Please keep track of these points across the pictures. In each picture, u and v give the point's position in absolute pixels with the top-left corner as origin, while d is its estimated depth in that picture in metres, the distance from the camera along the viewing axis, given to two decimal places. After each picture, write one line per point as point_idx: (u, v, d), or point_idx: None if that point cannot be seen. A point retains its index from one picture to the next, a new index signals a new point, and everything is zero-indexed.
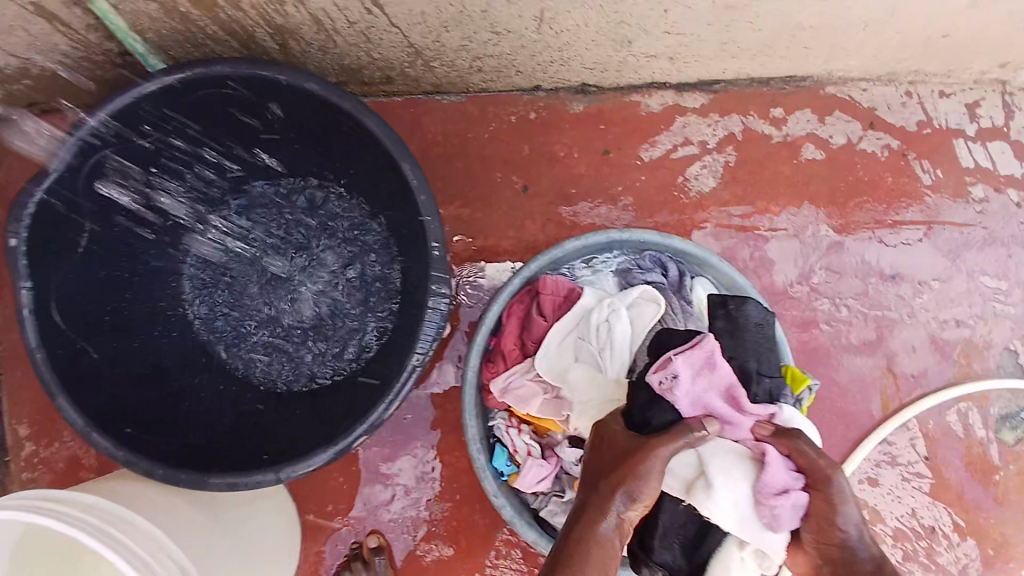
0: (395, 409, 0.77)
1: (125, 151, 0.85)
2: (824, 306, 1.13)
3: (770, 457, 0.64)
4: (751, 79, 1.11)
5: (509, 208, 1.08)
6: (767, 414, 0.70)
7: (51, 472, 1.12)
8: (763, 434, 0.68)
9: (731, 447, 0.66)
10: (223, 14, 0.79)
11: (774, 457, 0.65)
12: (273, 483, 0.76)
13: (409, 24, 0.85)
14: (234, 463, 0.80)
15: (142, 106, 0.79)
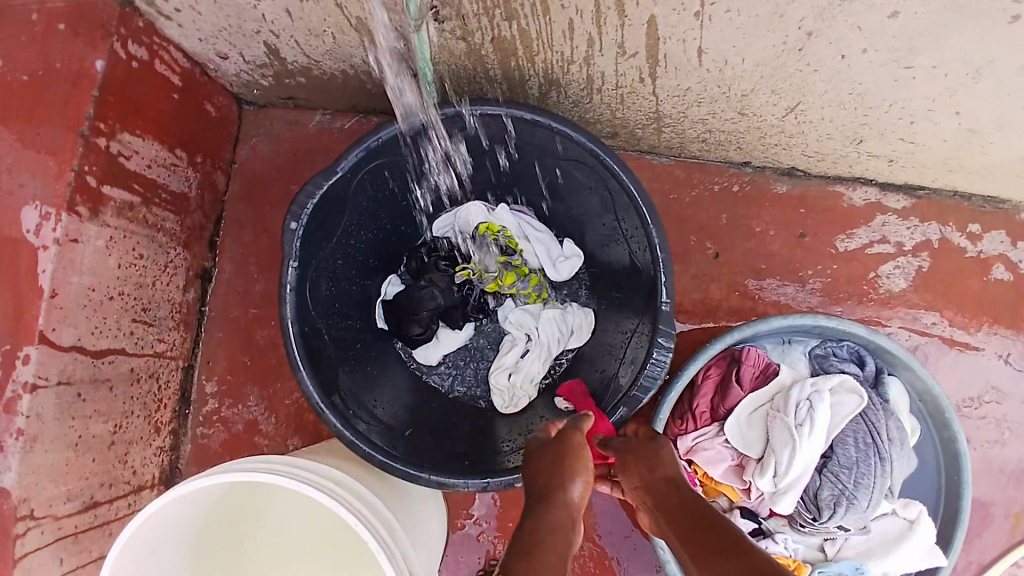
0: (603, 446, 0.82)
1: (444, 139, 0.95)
2: (990, 427, 1.12)
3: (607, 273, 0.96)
4: (955, 193, 1.12)
5: (698, 270, 1.12)
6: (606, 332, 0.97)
7: (227, 431, 1.13)
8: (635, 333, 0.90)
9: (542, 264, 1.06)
10: (512, 64, 0.89)
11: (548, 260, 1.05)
12: (481, 489, 0.83)
13: (668, 95, 0.93)
14: (439, 464, 0.87)
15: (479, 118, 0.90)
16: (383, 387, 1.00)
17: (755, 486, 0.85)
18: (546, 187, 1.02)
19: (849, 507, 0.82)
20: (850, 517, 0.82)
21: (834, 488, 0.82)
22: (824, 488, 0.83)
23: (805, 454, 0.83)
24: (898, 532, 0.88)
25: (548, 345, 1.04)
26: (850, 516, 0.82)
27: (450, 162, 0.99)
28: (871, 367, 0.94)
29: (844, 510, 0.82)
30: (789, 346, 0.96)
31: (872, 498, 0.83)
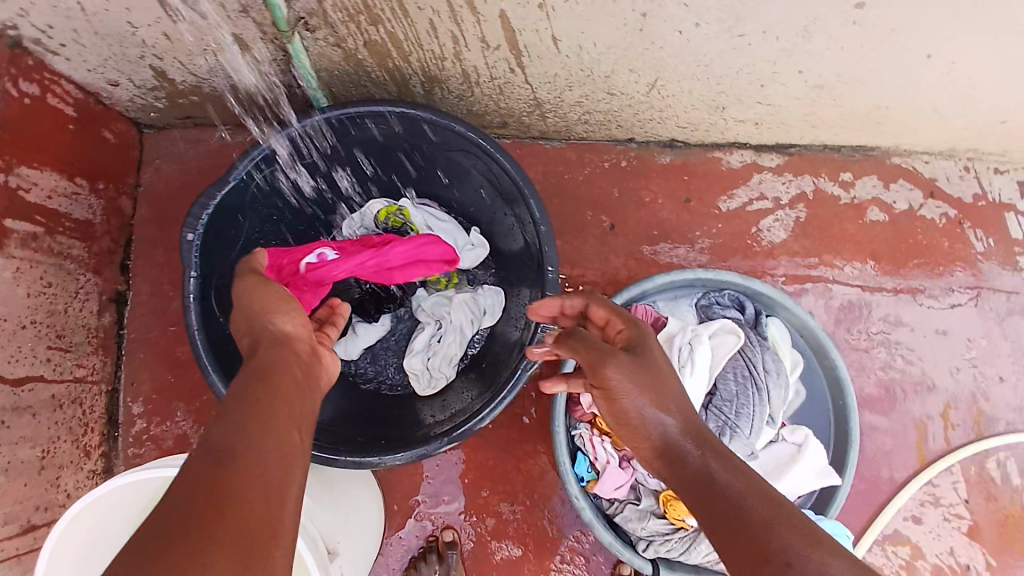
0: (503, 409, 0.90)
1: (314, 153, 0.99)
2: (881, 354, 1.21)
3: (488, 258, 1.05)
4: (824, 146, 1.23)
5: (596, 242, 1.20)
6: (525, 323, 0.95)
7: (158, 448, 1.16)
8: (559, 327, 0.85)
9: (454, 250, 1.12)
10: (391, 65, 0.95)
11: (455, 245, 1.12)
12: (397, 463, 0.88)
13: (540, 82, 1.00)
14: (356, 446, 0.93)
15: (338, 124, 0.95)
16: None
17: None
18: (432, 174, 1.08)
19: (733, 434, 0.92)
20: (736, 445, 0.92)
21: (717, 420, 0.93)
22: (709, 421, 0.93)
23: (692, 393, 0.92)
24: (789, 451, 0.96)
25: (462, 327, 1.10)
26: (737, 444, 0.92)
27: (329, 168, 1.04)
28: (750, 310, 1.03)
29: (729, 438, 0.91)
30: (678, 301, 1.05)
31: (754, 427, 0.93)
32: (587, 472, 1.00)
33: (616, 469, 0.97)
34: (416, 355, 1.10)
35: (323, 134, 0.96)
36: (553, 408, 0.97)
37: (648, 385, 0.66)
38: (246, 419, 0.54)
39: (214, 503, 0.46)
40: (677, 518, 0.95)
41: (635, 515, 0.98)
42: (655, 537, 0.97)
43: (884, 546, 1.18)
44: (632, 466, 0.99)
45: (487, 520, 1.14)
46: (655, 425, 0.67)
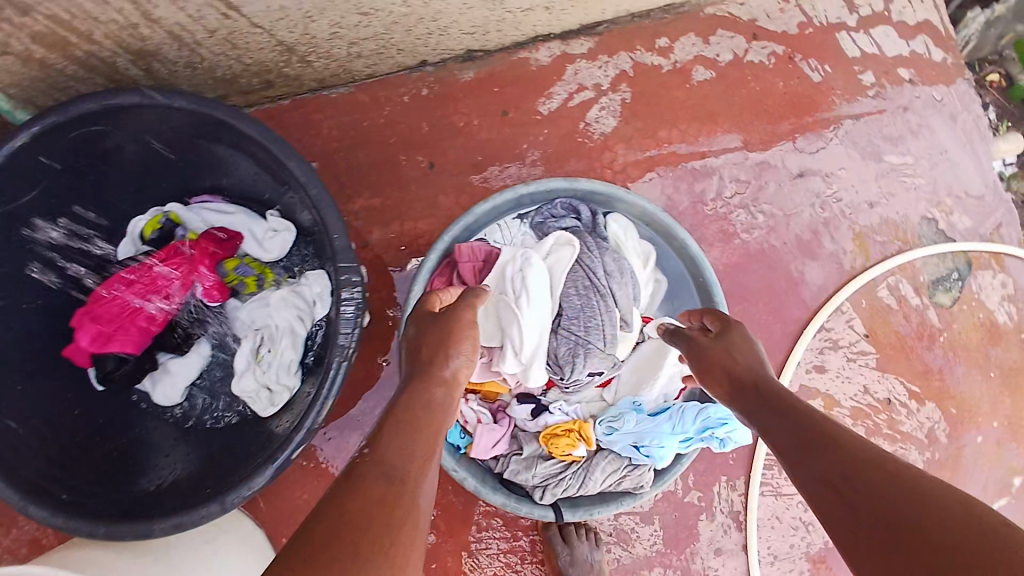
0: (327, 412, 0.80)
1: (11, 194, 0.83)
2: (742, 216, 1.15)
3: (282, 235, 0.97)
4: (631, 15, 1.12)
5: (419, 186, 1.08)
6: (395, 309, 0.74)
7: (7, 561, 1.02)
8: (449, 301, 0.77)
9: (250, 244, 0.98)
10: (81, 52, 0.81)
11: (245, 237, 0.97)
12: (220, 513, 0.80)
13: (272, 21, 0.84)
14: (179, 504, 0.84)
15: (17, 156, 0.79)
16: (138, 453, 0.96)
17: (503, 372, 0.85)
18: (183, 159, 0.94)
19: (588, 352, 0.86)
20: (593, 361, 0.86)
21: (569, 343, 0.86)
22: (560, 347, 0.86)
23: (532, 326, 0.83)
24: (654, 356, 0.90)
25: (291, 328, 0.97)
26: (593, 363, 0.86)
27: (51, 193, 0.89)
28: (586, 214, 0.94)
29: (583, 359, 0.85)
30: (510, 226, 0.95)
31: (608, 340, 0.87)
32: (461, 438, 0.91)
33: (489, 425, 0.90)
34: (246, 376, 0.96)
35: (35, 155, 0.81)
36: None
37: (727, 356, 0.69)
38: (430, 412, 0.57)
39: (349, 477, 0.48)
40: (564, 454, 0.89)
41: (522, 465, 0.90)
42: (550, 481, 0.90)
43: None
44: (507, 417, 0.92)
45: None
46: (756, 371, 0.66)
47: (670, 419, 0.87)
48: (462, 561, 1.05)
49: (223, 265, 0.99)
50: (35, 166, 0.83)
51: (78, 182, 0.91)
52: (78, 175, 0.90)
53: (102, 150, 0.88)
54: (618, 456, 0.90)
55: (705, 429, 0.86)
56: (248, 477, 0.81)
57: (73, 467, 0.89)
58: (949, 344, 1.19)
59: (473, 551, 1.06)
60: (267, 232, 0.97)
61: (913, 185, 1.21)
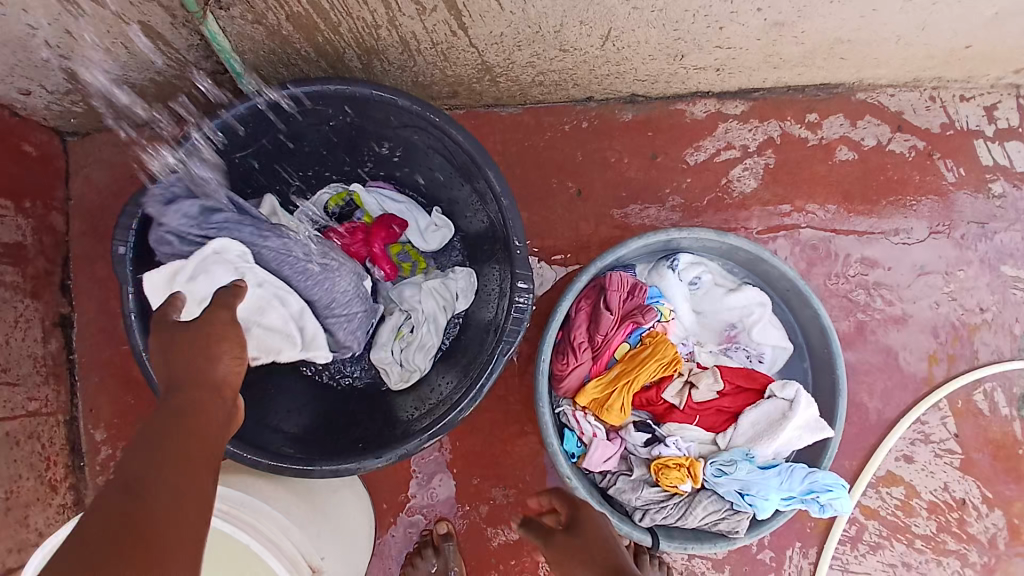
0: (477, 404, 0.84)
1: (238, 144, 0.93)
2: (859, 296, 1.19)
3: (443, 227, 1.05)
4: (787, 88, 1.18)
5: (564, 210, 1.15)
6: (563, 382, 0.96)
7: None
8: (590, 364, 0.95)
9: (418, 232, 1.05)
10: (320, 37, 0.88)
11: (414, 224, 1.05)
12: (375, 465, 0.84)
13: (486, 45, 0.92)
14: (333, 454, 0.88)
15: (253, 116, 0.89)
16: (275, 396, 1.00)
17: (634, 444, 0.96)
18: (376, 150, 1.02)
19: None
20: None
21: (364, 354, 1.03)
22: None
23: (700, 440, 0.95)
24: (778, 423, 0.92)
25: (435, 316, 1.03)
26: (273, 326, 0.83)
27: (263, 150, 0.97)
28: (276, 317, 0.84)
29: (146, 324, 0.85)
30: (657, 265, 1.03)
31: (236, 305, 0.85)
32: (577, 447, 0.96)
33: (604, 440, 0.95)
34: (385, 348, 1.03)
35: (266, 118, 0.91)
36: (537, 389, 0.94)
37: None
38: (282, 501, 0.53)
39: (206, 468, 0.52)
40: (670, 485, 0.92)
41: (629, 486, 0.95)
42: (651, 506, 0.94)
43: (879, 490, 1.18)
44: (619, 437, 0.97)
45: (481, 506, 1.11)
46: None
47: (779, 475, 0.91)
48: (538, 565, 1.10)
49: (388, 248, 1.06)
50: (263, 127, 0.92)
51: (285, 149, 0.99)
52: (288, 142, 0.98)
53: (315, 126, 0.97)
54: (720, 497, 0.93)
55: (808, 492, 0.91)
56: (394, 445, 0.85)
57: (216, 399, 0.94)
58: None
59: (548, 558, 1.11)
60: (431, 224, 1.05)
61: None
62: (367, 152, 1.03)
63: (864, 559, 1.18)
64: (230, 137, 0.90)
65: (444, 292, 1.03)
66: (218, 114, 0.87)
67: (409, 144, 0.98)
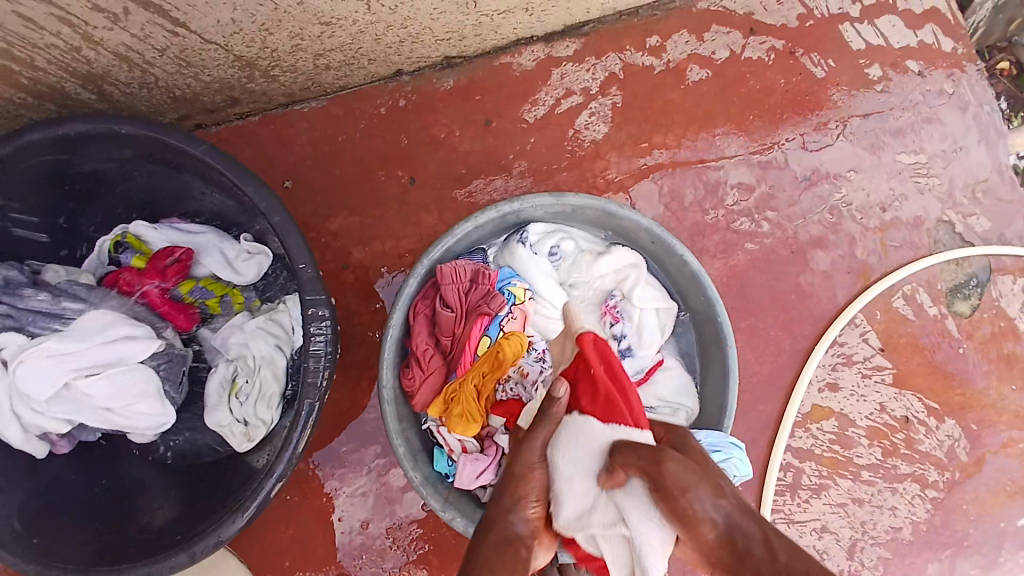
0: (301, 451, 0.74)
1: None
2: (746, 225, 1.08)
3: (253, 254, 0.90)
4: (619, 13, 1.05)
5: (400, 203, 1.01)
6: (418, 394, 0.83)
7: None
8: (437, 368, 0.83)
9: (220, 263, 0.90)
10: (22, 79, 0.73)
11: (213, 251, 0.90)
12: (188, 563, 0.76)
13: (227, 36, 0.77)
14: (150, 552, 0.80)
15: None
16: (134, 493, 0.90)
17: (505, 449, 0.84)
18: (147, 187, 0.88)
19: (100, 403, 0.77)
20: (84, 418, 0.78)
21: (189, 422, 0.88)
22: (78, 386, 0.75)
23: None
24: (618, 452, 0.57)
25: (267, 358, 0.89)
26: (57, 419, 0.78)
27: (7, 221, 0.82)
28: (96, 412, 0.77)
29: None
30: (507, 242, 0.90)
31: (7, 404, 0.76)
32: (448, 466, 0.86)
33: (472, 455, 0.84)
34: (219, 408, 0.88)
35: None
36: (385, 417, 0.80)
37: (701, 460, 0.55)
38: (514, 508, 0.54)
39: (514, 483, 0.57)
40: None
41: None
42: None
43: (809, 428, 1.08)
44: (493, 445, 0.85)
45: (380, 553, 0.98)
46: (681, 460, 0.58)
47: None
48: None
49: (178, 288, 0.89)
50: None
51: (37, 211, 0.85)
52: (35, 204, 0.83)
53: (58, 178, 0.82)
54: None
55: None
56: (214, 529, 0.76)
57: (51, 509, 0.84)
58: (966, 356, 1.12)
59: None
60: (239, 254, 0.89)
61: (927, 187, 1.14)
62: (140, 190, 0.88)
63: (808, 505, 1.08)
64: None
65: (274, 329, 0.91)
66: None
67: (172, 173, 0.84)
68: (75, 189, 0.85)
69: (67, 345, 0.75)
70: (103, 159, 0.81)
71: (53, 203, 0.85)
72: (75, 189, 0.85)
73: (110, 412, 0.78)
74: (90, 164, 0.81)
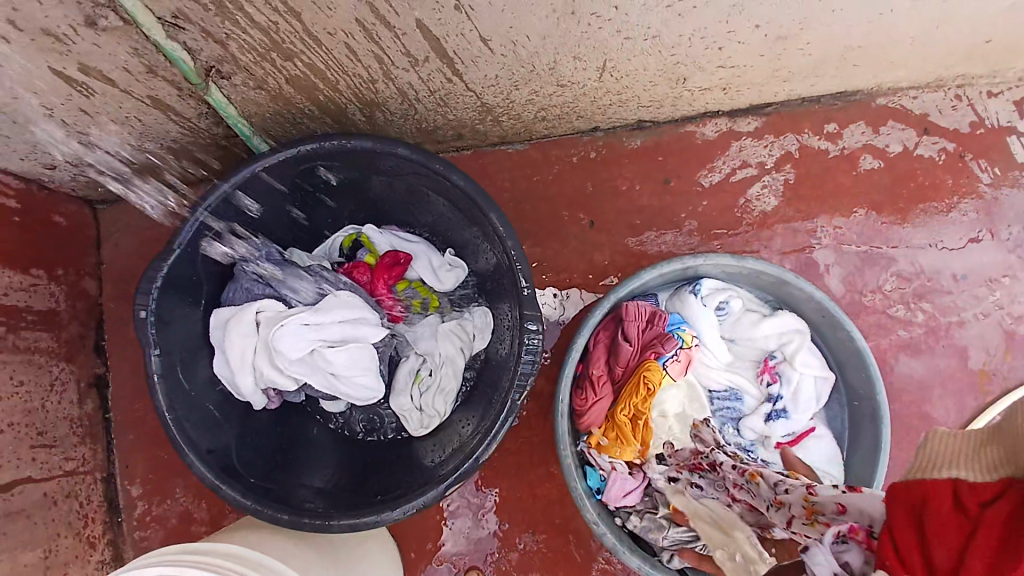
0: (498, 445, 0.85)
1: (246, 201, 0.93)
2: (900, 311, 1.13)
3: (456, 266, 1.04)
4: (802, 100, 1.14)
5: (578, 242, 1.13)
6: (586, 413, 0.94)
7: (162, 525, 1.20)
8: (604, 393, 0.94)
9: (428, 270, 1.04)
10: (322, 96, 0.90)
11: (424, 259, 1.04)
12: (393, 519, 0.84)
13: (484, 87, 0.92)
14: (351, 507, 0.89)
15: (258, 177, 0.90)
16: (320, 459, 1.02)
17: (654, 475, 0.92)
18: (382, 195, 1.03)
19: (333, 369, 0.94)
20: (316, 379, 0.94)
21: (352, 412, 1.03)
22: (324, 353, 0.93)
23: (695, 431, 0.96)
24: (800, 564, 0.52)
25: (451, 358, 1.02)
26: (289, 376, 0.94)
27: (273, 204, 0.98)
28: (327, 376, 0.94)
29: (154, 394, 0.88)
30: (678, 290, 1.00)
31: (251, 358, 0.93)
32: (598, 482, 0.95)
33: (622, 474, 0.93)
34: (404, 394, 1.02)
35: (265, 178, 0.91)
36: (557, 429, 0.91)
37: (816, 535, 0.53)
38: None
39: None
40: None
41: (655, 524, 0.92)
42: (680, 545, 0.90)
43: None
44: (643, 471, 0.94)
45: (510, 553, 1.07)
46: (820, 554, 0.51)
47: None
48: None
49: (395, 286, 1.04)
50: (266, 188, 0.93)
51: (295, 199, 1.00)
52: (296, 193, 0.99)
53: (322, 176, 0.97)
54: None
55: None
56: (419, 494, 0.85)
57: (261, 454, 0.97)
58: None
59: None
60: (447, 265, 1.04)
61: None
62: (374, 198, 1.03)
63: None
64: (238, 199, 0.91)
65: (459, 333, 1.03)
66: (223, 180, 0.87)
67: (411, 188, 0.98)
68: (327, 187, 1.00)
69: (321, 318, 0.93)
70: (361, 169, 0.96)
71: (307, 195, 1.01)
72: (327, 187, 1.00)
73: (338, 377, 0.94)
74: (350, 171, 0.96)
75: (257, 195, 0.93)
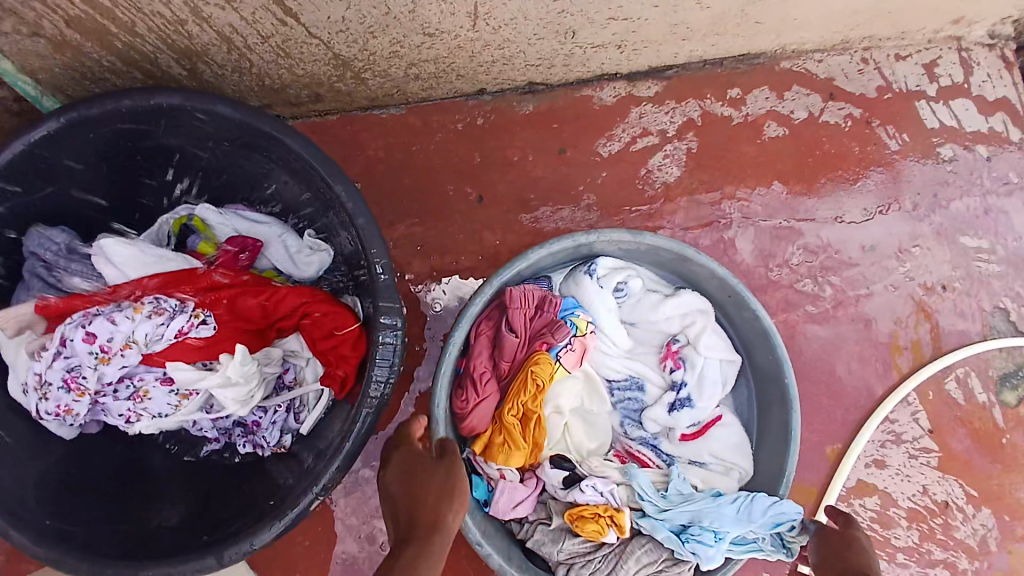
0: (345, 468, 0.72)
1: (37, 172, 0.79)
2: (809, 286, 1.07)
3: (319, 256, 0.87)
4: (703, 62, 1.05)
5: (465, 220, 1.00)
6: (471, 418, 0.81)
7: None
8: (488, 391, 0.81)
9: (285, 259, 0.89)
10: (120, 44, 0.75)
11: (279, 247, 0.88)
12: (217, 567, 0.72)
13: (331, 33, 0.78)
14: (174, 551, 0.76)
15: (44, 144, 0.76)
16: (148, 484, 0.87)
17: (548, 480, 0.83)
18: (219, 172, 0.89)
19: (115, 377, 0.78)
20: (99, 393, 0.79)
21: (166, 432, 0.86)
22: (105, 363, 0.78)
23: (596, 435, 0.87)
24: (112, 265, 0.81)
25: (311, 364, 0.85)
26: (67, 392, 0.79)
27: (79, 180, 0.84)
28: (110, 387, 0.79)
29: None
30: (573, 272, 0.88)
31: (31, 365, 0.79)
32: (486, 493, 0.83)
33: (512, 484, 0.82)
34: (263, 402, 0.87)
35: (61, 147, 0.78)
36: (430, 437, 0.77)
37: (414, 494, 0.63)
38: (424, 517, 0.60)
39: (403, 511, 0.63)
40: (592, 538, 0.80)
41: (549, 537, 0.82)
42: (576, 559, 0.82)
43: (852, 503, 1.05)
44: (535, 478, 0.85)
45: None
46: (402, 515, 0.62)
47: (734, 502, 0.80)
48: None
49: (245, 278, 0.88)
50: (63, 158, 0.79)
51: (111, 174, 0.86)
52: (110, 167, 0.85)
53: (139, 146, 0.83)
54: (657, 547, 0.81)
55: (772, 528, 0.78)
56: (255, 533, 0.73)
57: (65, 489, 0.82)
58: (1013, 449, 1.08)
59: None
60: (302, 249, 0.88)
61: (988, 272, 1.12)
62: (212, 175, 0.90)
63: None
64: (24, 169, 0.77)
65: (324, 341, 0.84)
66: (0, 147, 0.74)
67: (249, 162, 0.85)
68: (152, 163, 0.87)
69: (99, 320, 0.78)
70: (185, 138, 0.82)
71: (129, 171, 0.87)
72: (151, 162, 0.87)
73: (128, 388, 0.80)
74: (172, 139, 0.83)
75: (52, 167, 0.80)
